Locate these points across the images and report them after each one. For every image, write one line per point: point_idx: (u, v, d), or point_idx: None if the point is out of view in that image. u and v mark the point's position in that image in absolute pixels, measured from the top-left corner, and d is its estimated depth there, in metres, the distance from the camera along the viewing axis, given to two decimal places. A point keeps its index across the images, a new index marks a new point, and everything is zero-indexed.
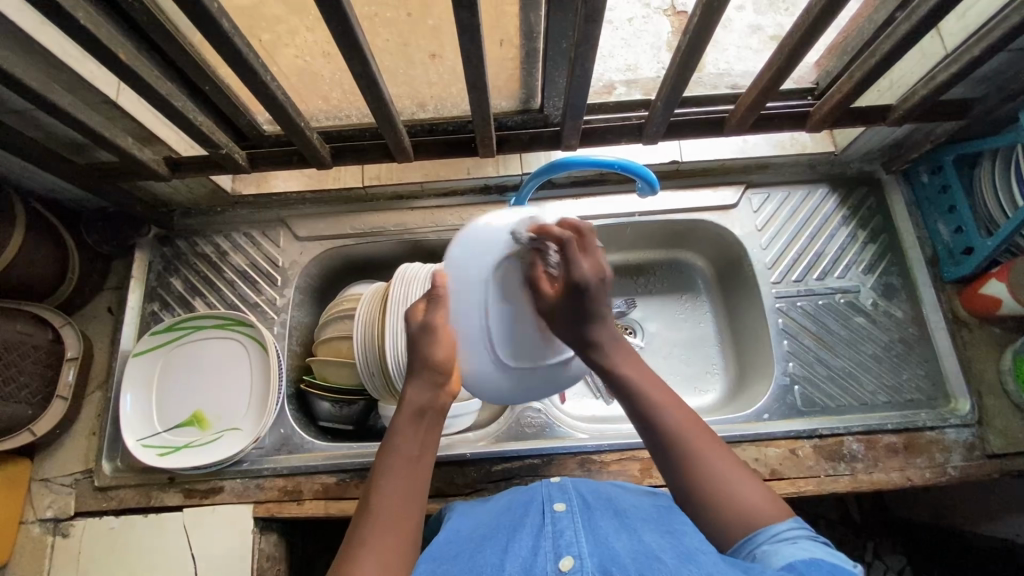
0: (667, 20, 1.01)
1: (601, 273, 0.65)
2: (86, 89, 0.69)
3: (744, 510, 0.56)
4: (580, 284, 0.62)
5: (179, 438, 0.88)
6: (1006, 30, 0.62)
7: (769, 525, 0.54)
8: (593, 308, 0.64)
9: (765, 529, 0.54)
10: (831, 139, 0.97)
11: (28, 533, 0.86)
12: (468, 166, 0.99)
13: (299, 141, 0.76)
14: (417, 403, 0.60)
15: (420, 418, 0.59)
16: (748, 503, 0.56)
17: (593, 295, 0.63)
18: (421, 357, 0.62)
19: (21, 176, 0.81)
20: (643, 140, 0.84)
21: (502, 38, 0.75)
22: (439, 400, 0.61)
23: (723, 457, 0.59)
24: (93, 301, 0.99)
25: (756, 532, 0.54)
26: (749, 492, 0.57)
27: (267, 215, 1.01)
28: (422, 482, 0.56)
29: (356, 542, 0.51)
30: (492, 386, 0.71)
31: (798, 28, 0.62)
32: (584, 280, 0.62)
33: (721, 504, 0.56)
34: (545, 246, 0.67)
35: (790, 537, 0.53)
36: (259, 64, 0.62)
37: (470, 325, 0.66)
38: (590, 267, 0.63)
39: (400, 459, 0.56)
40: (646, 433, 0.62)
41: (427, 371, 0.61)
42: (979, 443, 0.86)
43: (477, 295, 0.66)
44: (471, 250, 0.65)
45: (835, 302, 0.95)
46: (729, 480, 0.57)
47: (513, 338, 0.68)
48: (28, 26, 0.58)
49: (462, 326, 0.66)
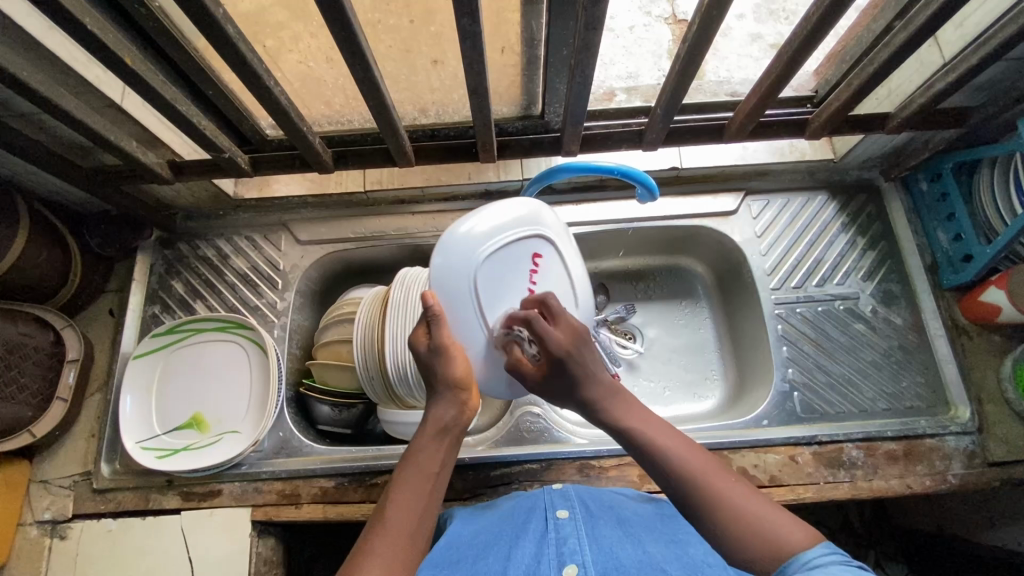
0: (668, 28, 1.02)
1: (578, 333, 0.61)
2: (91, 92, 0.70)
3: (770, 533, 0.45)
4: (556, 355, 0.59)
5: (178, 441, 0.88)
6: (1003, 40, 0.62)
7: (799, 553, 0.43)
8: (579, 371, 0.59)
9: (795, 556, 0.43)
10: (830, 147, 0.98)
11: (25, 535, 0.86)
12: (469, 171, 1.00)
13: (302, 146, 0.77)
14: (439, 419, 0.59)
15: (443, 436, 0.59)
16: (777, 533, 0.45)
17: (576, 357, 0.59)
18: (437, 377, 0.62)
19: (25, 178, 0.82)
20: (643, 146, 0.84)
21: (503, 45, 0.76)
22: (462, 418, 0.61)
23: (734, 486, 0.49)
24: (95, 304, 0.99)
25: (788, 562, 0.43)
26: (779, 522, 0.46)
27: (269, 219, 1.02)
28: (436, 497, 0.55)
29: (360, 552, 0.49)
30: (503, 384, 0.73)
31: (796, 37, 0.63)
32: (559, 348, 0.59)
33: (746, 541, 0.45)
34: (518, 334, 0.66)
35: (823, 564, 0.41)
36: (263, 70, 0.63)
37: (474, 334, 0.68)
38: (564, 335, 0.61)
39: (415, 472, 0.56)
40: (647, 468, 0.54)
41: (450, 390, 0.61)
42: (979, 451, 0.85)
43: (471, 301, 0.67)
44: (497, 268, 0.68)
45: (834, 309, 0.95)
46: (746, 509, 0.47)
47: None
48: (34, 31, 0.59)
49: (467, 336, 0.67)
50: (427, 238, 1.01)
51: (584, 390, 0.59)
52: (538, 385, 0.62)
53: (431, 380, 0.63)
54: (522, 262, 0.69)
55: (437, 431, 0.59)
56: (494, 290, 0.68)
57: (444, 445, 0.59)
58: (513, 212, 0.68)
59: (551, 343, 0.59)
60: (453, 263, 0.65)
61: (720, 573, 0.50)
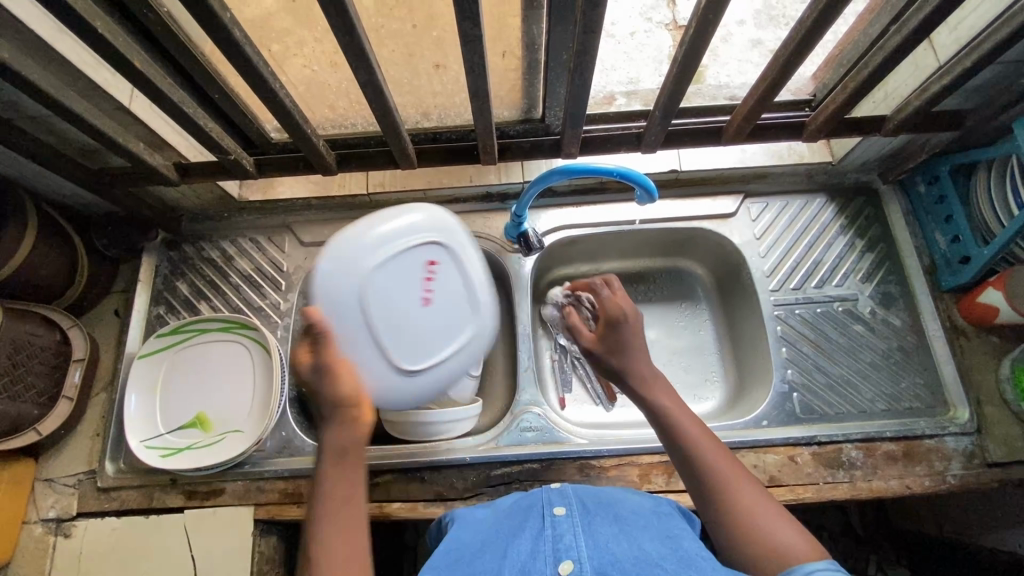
0: (668, 34, 1.04)
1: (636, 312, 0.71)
2: (101, 95, 0.71)
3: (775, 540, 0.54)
4: (615, 315, 0.69)
5: (181, 440, 0.88)
6: (997, 43, 0.63)
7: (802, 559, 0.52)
8: (628, 340, 0.69)
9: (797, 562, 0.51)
10: (828, 149, 0.99)
11: (30, 533, 0.87)
12: (471, 174, 1.01)
13: (307, 149, 0.78)
14: (333, 443, 0.57)
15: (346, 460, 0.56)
16: (778, 535, 0.54)
17: (628, 327, 0.69)
18: (325, 400, 0.58)
19: (34, 180, 0.83)
20: (642, 149, 0.85)
21: (504, 49, 0.79)
22: (359, 433, 0.58)
23: (752, 489, 0.58)
24: (101, 304, 1.00)
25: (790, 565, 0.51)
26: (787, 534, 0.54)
27: (273, 221, 1.03)
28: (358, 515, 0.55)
29: None
30: (397, 396, 0.70)
31: (791, 41, 0.64)
32: (620, 312, 0.70)
33: (753, 538, 0.54)
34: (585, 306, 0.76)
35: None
36: (270, 73, 0.64)
37: (356, 337, 0.66)
38: (625, 303, 0.70)
39: (332, 500, 0.55)
40: (685, 469, 0.62)
41: (337, 415, 0.58)
42: (979, 452, 0.86)
43: (356, 310, 0.65)
44: (392, 277, 0.68)
45: (833, 310, 0.96)
46: (763, 520, 0.55)
47: (416, 339, 0.69)
48: (46, 35, 0.61)
49: (350, 342, 0.65)
50: None
51: (630, 361, 0.68)
52: (591, 349, 0.72)
53: (322, 402, 0.58)
54: (418, 270, 0.69)
55: (338, 457, 0.56)
56: (388, 304, 0.67)
57: (348, 466, 0.56)
58: (411, 223, 0.69)
59: (609, 308, 0.70)
60: (339, 273, 0.65)
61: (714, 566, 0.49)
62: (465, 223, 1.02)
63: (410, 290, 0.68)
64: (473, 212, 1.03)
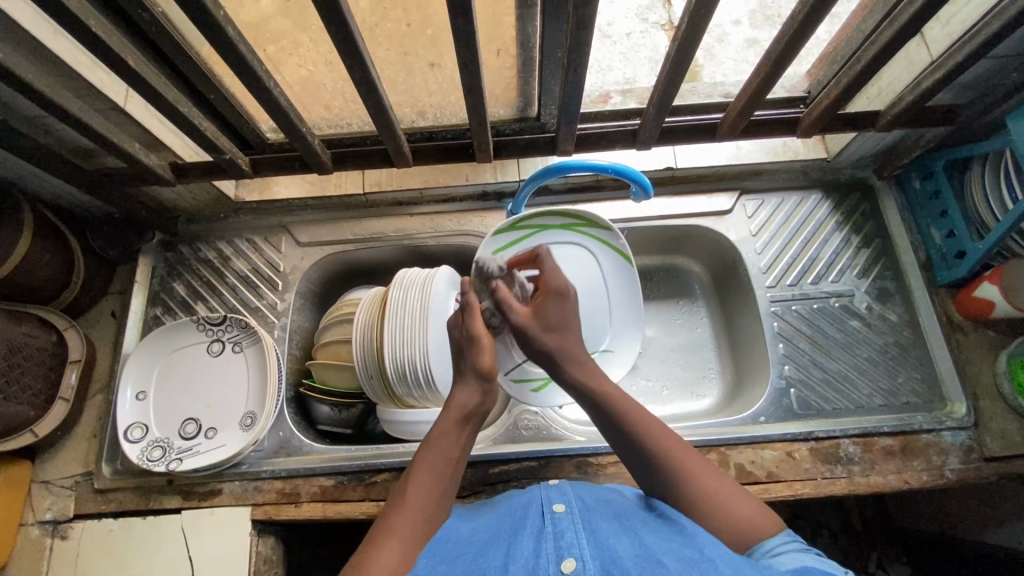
0: (664, 34, 1.04)
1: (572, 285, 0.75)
2: (96, 95, 0.71)
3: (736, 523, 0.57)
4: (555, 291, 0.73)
5: (163, 447, 0.86)
6: (987, 36, 0.64)
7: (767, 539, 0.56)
8: (560, 318, 0.72)
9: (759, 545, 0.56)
10: (823, 146, 1.00)
11: (26, 535, 0.87)
12: (468, 172, 1.01)
13: (301, 147, 0.78)
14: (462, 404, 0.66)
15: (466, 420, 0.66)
16: (746, 518, 0.57)
17: (567, 304, 0.73)
18: (468, 364, 0.69)
19: (30, 180, 0.84)
20: (637, 146, 0.85)
21: (498, 49, 0.78)
22: (483, 404, 0.67)
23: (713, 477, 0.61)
24: (97, 306, 1.00)
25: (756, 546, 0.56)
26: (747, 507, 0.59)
27: (268, 221, 1.03)
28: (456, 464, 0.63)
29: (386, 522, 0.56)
30: (215, 451, 0.86)
31: (783, 36, 0.64)
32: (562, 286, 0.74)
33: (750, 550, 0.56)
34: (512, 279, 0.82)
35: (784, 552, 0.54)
36: (263, 71, 0.64)
37: (203, 411, 0.89)
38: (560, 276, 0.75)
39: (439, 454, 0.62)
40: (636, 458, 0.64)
41: (475, 377, 0.68)
42: (976, 446, 0.86)
43: (191, 395, 0.90)
44: (198, 377, 0.92)
45: (830, 306, 0.96)
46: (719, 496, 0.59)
47: (218, 406, 0.90)
48: (41, 35, 0.61)
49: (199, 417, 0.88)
50: (426, 239, 1.02)
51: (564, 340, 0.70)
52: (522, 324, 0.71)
53: (461, 368, 0.70)
54: (202, 371, 0.92)
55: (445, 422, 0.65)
56: (200, 392, 0.91)
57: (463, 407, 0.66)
58: (192, 344, 0.93)
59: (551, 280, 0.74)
60: None
61: (719, 568, 0.48)
62: (461, 222, 1.02)
63: (199, 387, 0.91)
64: (468, 211, 1.03)
